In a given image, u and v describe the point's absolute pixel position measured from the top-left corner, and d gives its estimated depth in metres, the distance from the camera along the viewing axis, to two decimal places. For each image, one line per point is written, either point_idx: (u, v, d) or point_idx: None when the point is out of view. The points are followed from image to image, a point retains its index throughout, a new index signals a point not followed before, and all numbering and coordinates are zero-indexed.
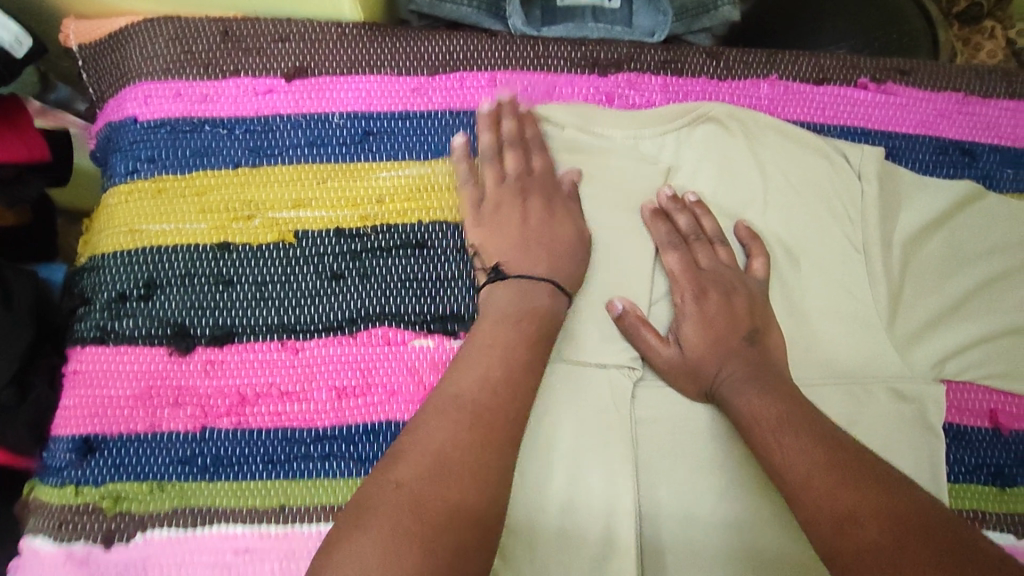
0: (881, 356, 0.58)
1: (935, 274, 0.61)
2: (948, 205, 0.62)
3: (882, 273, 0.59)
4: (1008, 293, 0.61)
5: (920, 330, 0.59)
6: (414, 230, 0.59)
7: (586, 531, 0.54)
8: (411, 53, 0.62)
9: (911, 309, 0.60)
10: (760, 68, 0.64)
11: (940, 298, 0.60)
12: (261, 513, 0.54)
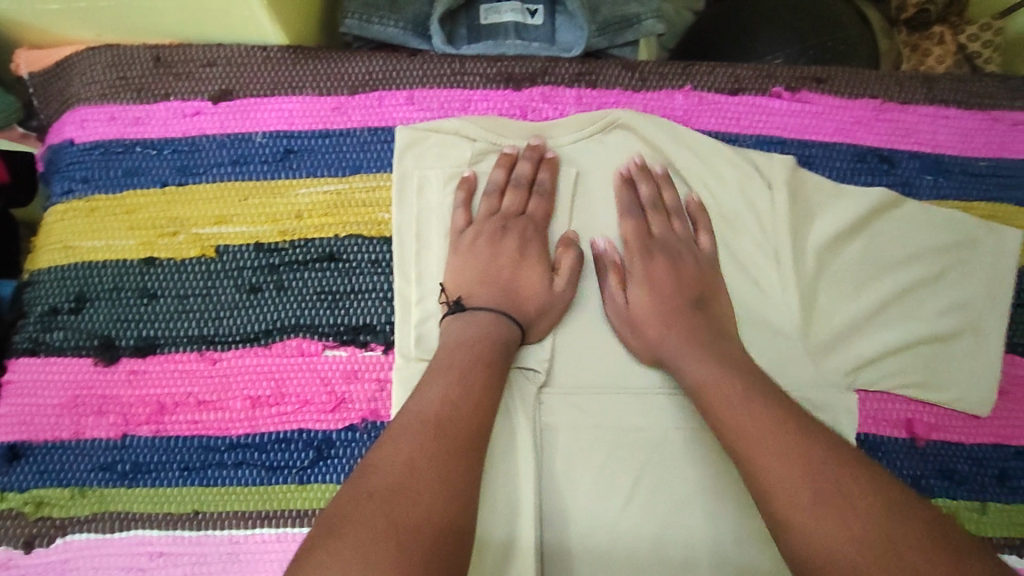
0: (792, 363, 0.59)
1: (851, 279, 0.61)
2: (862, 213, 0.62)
3: (794, 281, 0.60)
4: (924, 304, 0.61)
5: (833, 338, 0.60)
6: (330, 243, 0.62)
7: (492, 539, 0.54)
8: (332, 74, 0.65)
9: (823, 319, 0.60)
10: (675, 78, 0.65)
11: (854, 305, 0.61)
12: (175, 519, 0.56)
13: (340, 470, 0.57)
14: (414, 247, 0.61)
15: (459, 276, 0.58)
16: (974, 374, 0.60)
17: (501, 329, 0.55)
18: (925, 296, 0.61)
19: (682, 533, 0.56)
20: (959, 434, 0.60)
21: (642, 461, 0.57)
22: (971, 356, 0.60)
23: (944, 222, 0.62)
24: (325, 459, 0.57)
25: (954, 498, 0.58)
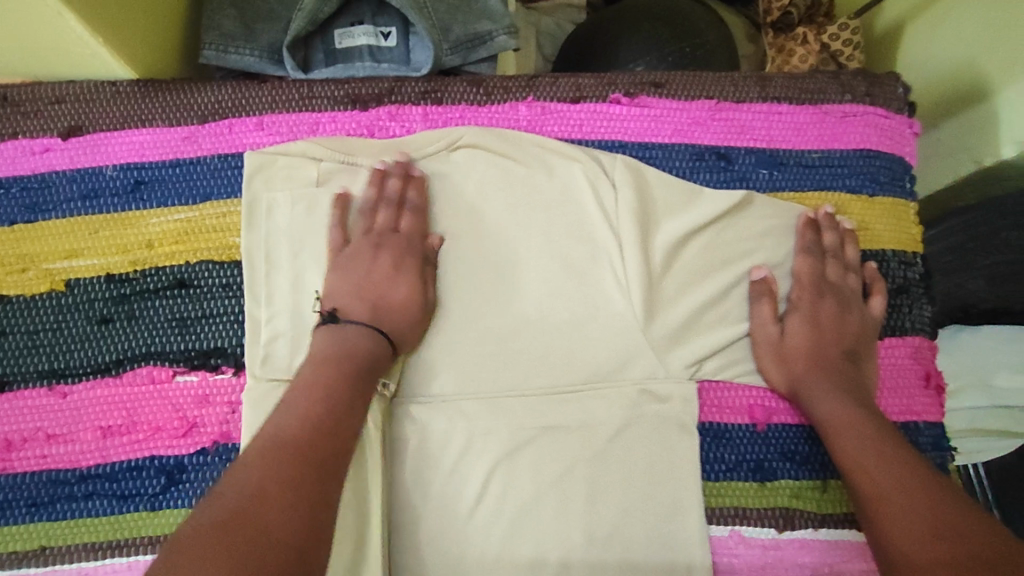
0: (635, 357, 0.61)
1: (692, 274, 0.63)
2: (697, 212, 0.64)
3: (638, 277, 0.62)
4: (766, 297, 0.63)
5: (676, 330, 0.62)
6: (180, 270, 0.63)
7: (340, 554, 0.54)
8: (182, 104, 0.66)
9: (663, 315, 0.62)
10: (518, 90, 0.67)
11: (696, 297, 0.63)
12: (24, 556, 0.57)
13: (192, 494, 0.58)
14: (264, 268, 0.62)
15: None
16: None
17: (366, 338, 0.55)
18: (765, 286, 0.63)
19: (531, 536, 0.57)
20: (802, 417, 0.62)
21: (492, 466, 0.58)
22: (830, 348, 0.60)
23: (777, 213, 0.65)
24: (177, 485, 0.58)
25: (796, 478, 0.60)
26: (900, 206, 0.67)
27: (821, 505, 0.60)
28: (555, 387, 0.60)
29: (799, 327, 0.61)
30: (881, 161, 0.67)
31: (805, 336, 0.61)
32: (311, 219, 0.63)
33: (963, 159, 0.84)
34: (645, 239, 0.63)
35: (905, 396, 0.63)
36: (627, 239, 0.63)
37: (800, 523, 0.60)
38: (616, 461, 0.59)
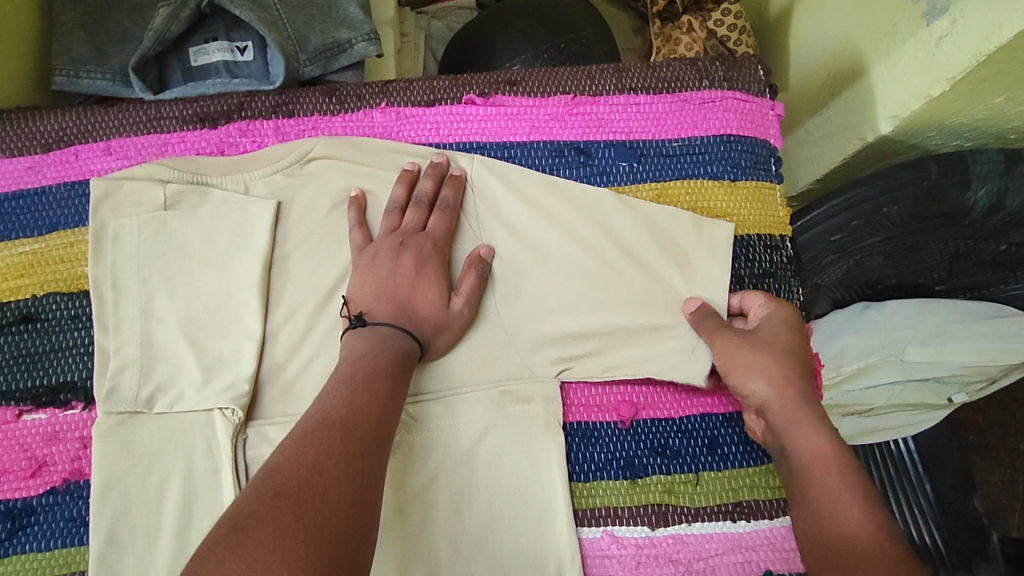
0: (498, 359, 0.60)
1: (555, 274, 0.62)
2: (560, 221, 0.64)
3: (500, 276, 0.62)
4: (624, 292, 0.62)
5: (539, 329, 0.61)
6: (26, 305, 0.61)
7: None
8: (23, 134, 0.64)
9: (521, 320, 0.61)
10: (372, 98, 0.67)
11: (556, 295, 0.62)
12: None
13: (41, 537, 0.56)
14: (112, 295, 0.60)
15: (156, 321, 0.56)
16: (677, 350, 0.60)
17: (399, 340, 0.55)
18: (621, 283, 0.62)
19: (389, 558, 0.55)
20: (673, 408, 0.60)
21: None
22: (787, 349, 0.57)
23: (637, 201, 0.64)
24: (24, 529, 0.56)
25: (669, 473, 0.59)
26: (765, 189, 0.67)
27: (695, 499, 0.58)
28: (421, 397, 0.59)
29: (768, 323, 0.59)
30: (742, 146, 0.67)
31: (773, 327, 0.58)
32: (160, 243, 0.61)
33: (849, 136, 0.82)
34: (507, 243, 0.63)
35: None
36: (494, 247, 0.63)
37: (674, 518, 0.58)
38: (481, 470, 0.58)
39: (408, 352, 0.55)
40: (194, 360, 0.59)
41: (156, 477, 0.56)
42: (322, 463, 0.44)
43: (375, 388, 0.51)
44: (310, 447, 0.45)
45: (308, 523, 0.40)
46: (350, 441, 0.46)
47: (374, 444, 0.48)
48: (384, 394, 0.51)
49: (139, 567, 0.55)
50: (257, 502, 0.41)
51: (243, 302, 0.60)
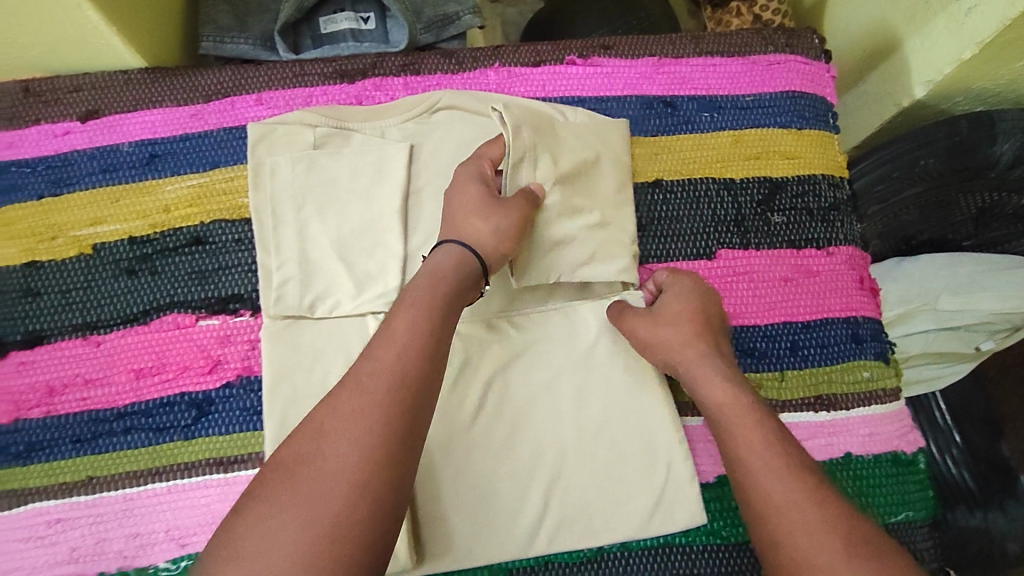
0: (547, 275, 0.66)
1: (582, 214, 0.68)
2: (655, 171, 0.73)
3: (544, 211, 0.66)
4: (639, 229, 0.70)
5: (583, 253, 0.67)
6: (196, 229, 0.69)
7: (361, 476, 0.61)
8: (188, 86, 0.74)
9: (570, 249, 0.67)
10: (486, 59, 0.77)
11: (586, 234, 0.67)
12: (69, 488, 0.62)
13: (222, 423, 0.64)
14: (274, 222, 0.69)
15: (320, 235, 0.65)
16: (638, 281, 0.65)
17: (464, 262, 0.57)
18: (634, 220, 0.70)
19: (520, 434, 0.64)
20: (755, 317, 0.69)
21: (489, 372, 0.65)
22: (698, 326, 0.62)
23: (718, 148, 0.75)
24: (207, 415, 0.64)
25: (758, 371, 0.67)
26: (825, 137, 0.77)
27: (782, 392, 0.67)
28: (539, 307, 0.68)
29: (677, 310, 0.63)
30: (805, 100, 0.77)
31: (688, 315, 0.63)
32: (313, 177, 0.71)
33: (886, 103, 0.94)
34: (552, 181, 0.66)
35: (843, 297, 0.71)
36: (544, 189, 0.65)
37: None
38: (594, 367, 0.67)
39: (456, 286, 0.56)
40: (348, 275, 0.68)
41: (320, 372, 0.65)
42: (362, 426, 0.47)
43: (418, 332, 0.51)
44: (354, 412, 0.47)
45: (312, 505, 0.44)
46: (396, 398, 0.48)
47: (417, 395, 0.49)
48: (423, 343, 0.51)
49: None
50: (263, 488, 0.46)
51: (386, 227, 0.70)
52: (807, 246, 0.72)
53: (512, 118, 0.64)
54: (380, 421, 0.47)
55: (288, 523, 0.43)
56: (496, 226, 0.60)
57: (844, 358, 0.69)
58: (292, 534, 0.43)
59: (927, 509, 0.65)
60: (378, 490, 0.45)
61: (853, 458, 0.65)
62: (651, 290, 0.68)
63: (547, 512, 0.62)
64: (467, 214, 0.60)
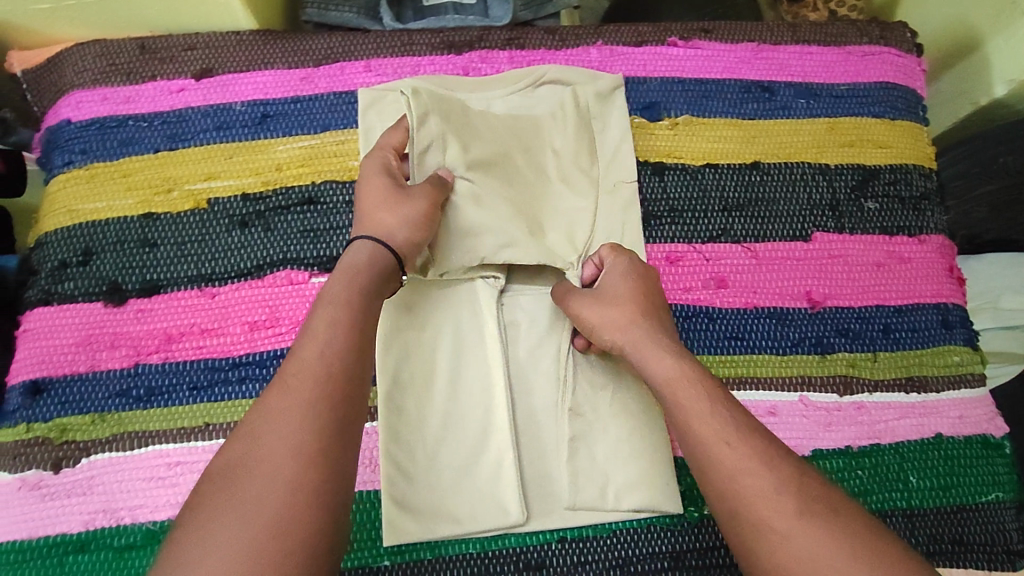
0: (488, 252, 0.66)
1: (514, 201, 0.69)
2: (753, 154, 0.75)
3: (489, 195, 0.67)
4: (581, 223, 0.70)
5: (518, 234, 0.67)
6: (309, 189, 0.71)
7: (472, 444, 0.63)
8: (299, 49, 0.75)
9: (479, 236, 0.66)
10: (589, 37, 0.78)
11: (498, 221, 0.67)
12: (188, 432, 0.64)
13: None
14: None
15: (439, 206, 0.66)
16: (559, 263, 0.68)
17: (379, 255, 0.57)
18: (582, 215, 0.71)
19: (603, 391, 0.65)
20: (849, 299, 0.71)
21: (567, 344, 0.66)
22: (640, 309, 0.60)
23: (814, 134, 0.76)
24: None
25: (851, 350, 0.69)
26: (916, 129, 0.78)
27: (875, 372, 0.69)
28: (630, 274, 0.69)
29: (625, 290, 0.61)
30: (898, 92, 0.79)
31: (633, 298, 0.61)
32: None
33: (962, 102, 0.96)
34: (463, 166, 0.67)
35: (934, 284, 0.72)
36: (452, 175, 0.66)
37: (857, 388, 0.68)
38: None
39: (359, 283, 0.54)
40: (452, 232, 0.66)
41: (430, 330, 0.66)
42: (298, 423, 0.46)
43: (338, 325, 0.52)
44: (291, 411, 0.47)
45: (255, 505, 0.43)
46: (326, 388, 0.48)
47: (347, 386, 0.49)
48: (352, 334, 0.52)
49: (418, 403, 0.64)
50: (205, 495, 0.45)
51: None
52: (899, 233, 0.74)
53: (418, 105, 0.64)
54: (317, 415, 0.47)
55: (230, 525, 0.43)
56: (405, 216, 0.60)
57: (937, 342, 0.71)
58: (238, 534, 0.42)
59: (1015, 491, 0.67)
60: (320, 485, 0.45)
61: (945, 439, 0.67)
62: (594, 265, 0.66)
63: (636, 466, 0.63)
64: (377, 207, 0.60)
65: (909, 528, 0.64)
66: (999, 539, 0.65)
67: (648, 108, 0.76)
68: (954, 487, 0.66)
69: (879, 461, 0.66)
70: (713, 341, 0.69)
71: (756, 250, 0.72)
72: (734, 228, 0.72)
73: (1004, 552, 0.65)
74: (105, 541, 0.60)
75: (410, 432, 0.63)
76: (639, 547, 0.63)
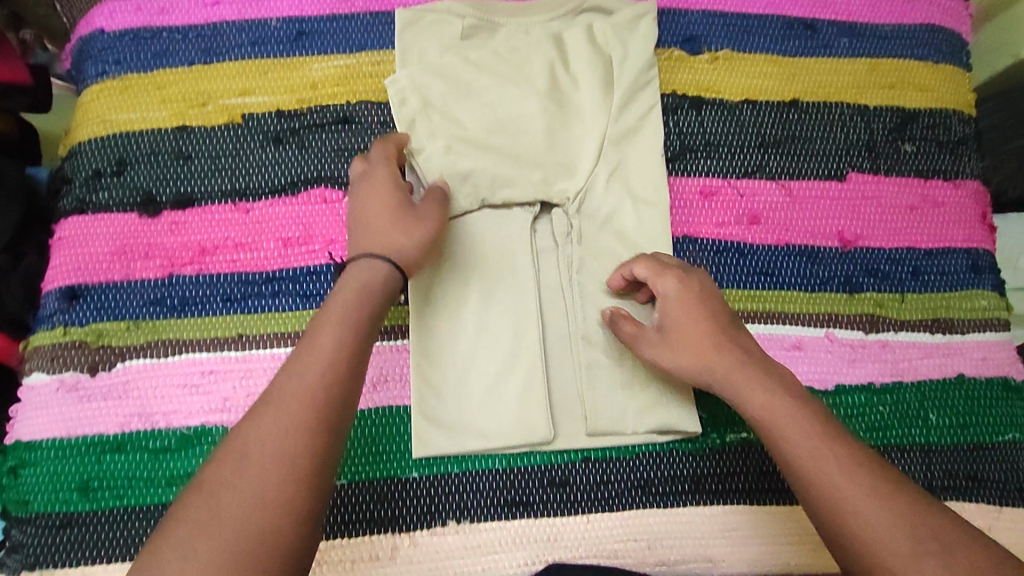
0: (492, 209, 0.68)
1: (509, 143, 0.69)
2: (793, 92, 0.74)
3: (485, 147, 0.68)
4: (583, 160, 0.69)
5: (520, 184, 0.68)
6: (344, 108, 0.71)
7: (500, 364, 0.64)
8: None
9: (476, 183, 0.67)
10: None
11: (488, 163, 0.68)
12: (221, 342, 0.64)
13: None
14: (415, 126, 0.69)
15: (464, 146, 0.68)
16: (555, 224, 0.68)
17: (388, 285, 0.56)
18: (586, 149, 0.69)
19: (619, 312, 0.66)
20: (880, 239, 0.71)
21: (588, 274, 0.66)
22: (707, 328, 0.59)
23: (854, 74, 0.75)
24: None
25: (879, 291, 0.70)
26: (958, 74, 0.77)
27: (902, 312, 0.69)
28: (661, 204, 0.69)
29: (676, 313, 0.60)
30: (942, 35, 0.77)
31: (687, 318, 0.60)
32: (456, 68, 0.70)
33: (1001, 56, 0.90)
34: (450, 119, 0.69)
35: (965, 229, 0.72)
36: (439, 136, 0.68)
37: (883, 326, 0.69)
38: (661, 237, 0.68)
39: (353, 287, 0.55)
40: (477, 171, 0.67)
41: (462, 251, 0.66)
42: (300, 409, 0.49)
43: (347, 309, 0.54)
44: (283, 412, 0.48)
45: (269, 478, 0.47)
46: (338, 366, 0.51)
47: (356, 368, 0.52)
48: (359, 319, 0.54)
49: (450, 322, 0.65)
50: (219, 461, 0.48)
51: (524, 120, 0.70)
52: (934, 176, 0.73)
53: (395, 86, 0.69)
54: (328, 393, 0.50)
55: (246, 495, 0.46)
56: (417, 238, 0.58)
57: (965, 286, 0.71)
58: (248, 509, 0.45)
59: None
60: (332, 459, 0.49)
61: (967, 379, 0.68)
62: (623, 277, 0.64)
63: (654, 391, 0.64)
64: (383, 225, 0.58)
65: (925, 463, 0.65)
66: (1013, 477, 0.66)
67: (688, 41, 0.75)
68: (972, 425, 0.67)
69: (900, 397, 0.67)
70: (743, 276, 0.69)
71: (791, 188, 0.71)
72: (770, 165, 0.72)
73: (1017, 489, 0.66)
74: (142, 442, 0.62)
75: (441, 350, 0.64)
76: (660, 471, 0.64)
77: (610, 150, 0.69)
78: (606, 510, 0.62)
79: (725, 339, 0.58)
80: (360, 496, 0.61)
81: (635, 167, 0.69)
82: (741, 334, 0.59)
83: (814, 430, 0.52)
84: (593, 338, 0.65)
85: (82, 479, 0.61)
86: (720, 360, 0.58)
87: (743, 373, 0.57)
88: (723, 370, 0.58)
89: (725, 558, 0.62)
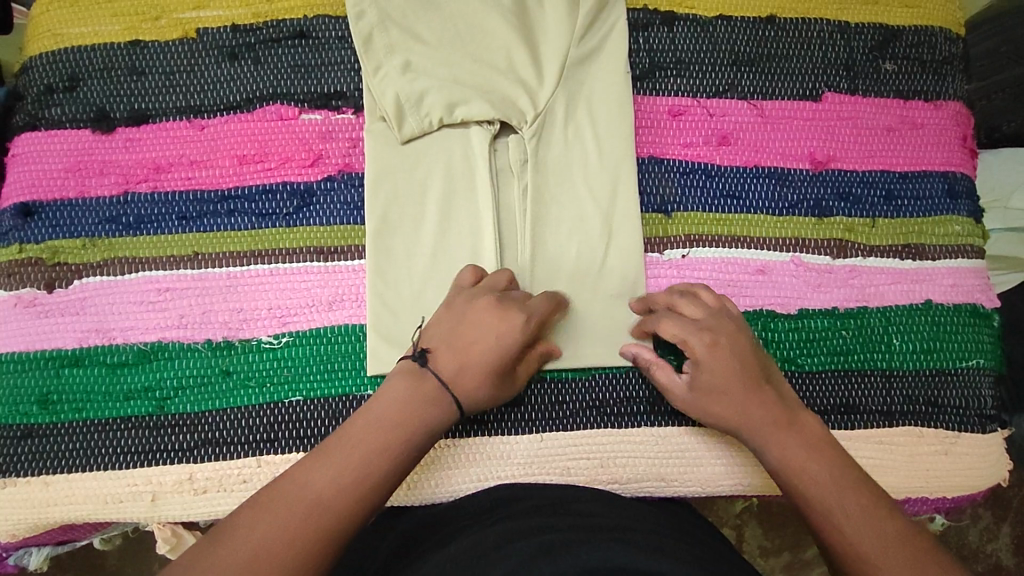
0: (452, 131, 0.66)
1: (471, 61, 0.66)
2: (771, 8, 0.71)
3: (446, 65, 0.65)
4: (548, 77, 0.66)
5: (482, 101, 0.64)
6: (301, 23, 0.68)
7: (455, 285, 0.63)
8: None
9: (435, 100, 0.64)
10: None
11: (449, 81, 0.65)
12: (178, 261, 0.64)
13: (324, 214, 0.65)
14: (371, 43, 0.65)
15: (425, 62, 0.65)
16: (519, 148, 0.66)
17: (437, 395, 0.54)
18: (549, 66, 0.66)
19: (578, 235, 0.65)
20: (853, 161, 0.69)
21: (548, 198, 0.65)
22: (748, 384, 0.57)
23: None
24: (309, 206, 0.65)
25: (851, 215, 0.68)
26: None
27: (872, 239, 0.68)
28: (626, 128, 0.66)
29: (719, 365, 0.57)
30: None
31: (727, 369, 0.57)
32: None
33: None
34: (409, 36, 0.66)
35: (943, 152, 0.70)
36: (397, 56, 0.65)
37: (852, 252, 0.67)
38: (623, 160, 0.66)
39: (408, 435, 0.52)
40: (438, 90, 0.64)
41: (419, 174, 0.65)
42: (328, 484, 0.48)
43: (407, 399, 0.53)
44: (300, 509, 0.47)
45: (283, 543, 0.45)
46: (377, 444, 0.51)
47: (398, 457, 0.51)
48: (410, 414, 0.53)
49: (408, 245, 0.64)
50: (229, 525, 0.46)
51: (486, 35, 0.66)
52: (914, 97, 0.70)
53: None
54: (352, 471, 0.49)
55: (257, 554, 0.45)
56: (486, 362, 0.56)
57: (939, 211, 0.69)
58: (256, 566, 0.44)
59: (995, 360, 0.68)
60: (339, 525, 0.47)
61: (934, 305, 0.67)
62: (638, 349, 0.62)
63: (611, 314, 0.64)
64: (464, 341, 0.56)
65: (886, 388, 0.65)
66: (975, 403, 0.66)
67: None
68: (936, 351, 0.66)
69: (864, 323, 0.66)
70: (709, 198, 0.67)
71: (763, 107, 0.69)
72: (743, 84, 0.69)
73: (977, 415, 0.66)
74: (99, 357, 0.62)
75: (398, 271, 0.64)
76: (615, 391, 0.64)
77: (574, 68, 0.66)
78: (559, 429, 0.63)
79: (764, 390, 0.57)
80: (315, 412, 0.62)
81: (600, 86, 0.67)
82: (772, 389, 0.57)
83: (837, 471, 0.53)
84: (550, 261, 0.64)
85: (42, 392, 0.62)
86: (751, 416, 0.56)
87: (773, 431, 0.56)
88: (756, 426, 0.56)
89: (678, 476, 0.63)
